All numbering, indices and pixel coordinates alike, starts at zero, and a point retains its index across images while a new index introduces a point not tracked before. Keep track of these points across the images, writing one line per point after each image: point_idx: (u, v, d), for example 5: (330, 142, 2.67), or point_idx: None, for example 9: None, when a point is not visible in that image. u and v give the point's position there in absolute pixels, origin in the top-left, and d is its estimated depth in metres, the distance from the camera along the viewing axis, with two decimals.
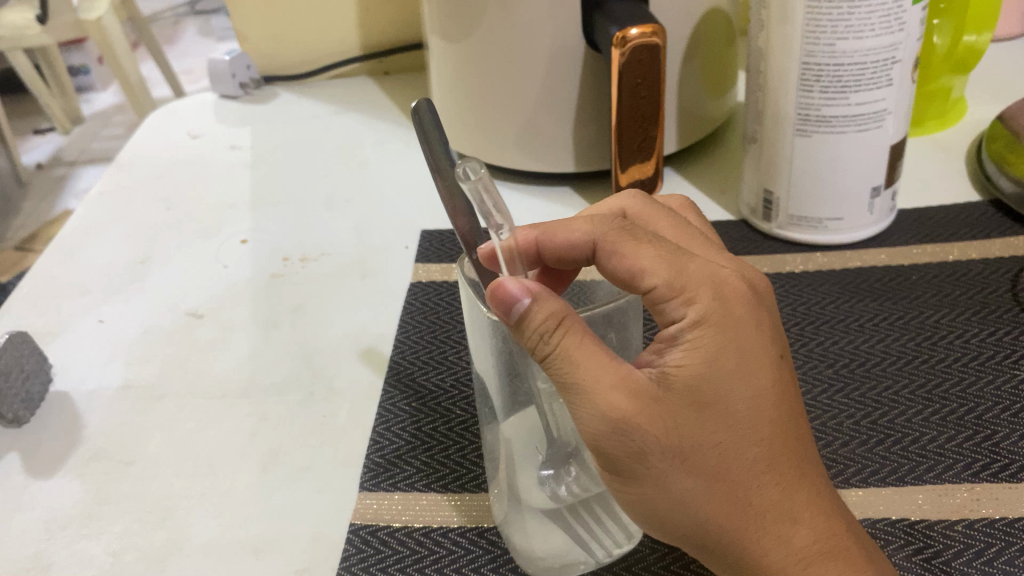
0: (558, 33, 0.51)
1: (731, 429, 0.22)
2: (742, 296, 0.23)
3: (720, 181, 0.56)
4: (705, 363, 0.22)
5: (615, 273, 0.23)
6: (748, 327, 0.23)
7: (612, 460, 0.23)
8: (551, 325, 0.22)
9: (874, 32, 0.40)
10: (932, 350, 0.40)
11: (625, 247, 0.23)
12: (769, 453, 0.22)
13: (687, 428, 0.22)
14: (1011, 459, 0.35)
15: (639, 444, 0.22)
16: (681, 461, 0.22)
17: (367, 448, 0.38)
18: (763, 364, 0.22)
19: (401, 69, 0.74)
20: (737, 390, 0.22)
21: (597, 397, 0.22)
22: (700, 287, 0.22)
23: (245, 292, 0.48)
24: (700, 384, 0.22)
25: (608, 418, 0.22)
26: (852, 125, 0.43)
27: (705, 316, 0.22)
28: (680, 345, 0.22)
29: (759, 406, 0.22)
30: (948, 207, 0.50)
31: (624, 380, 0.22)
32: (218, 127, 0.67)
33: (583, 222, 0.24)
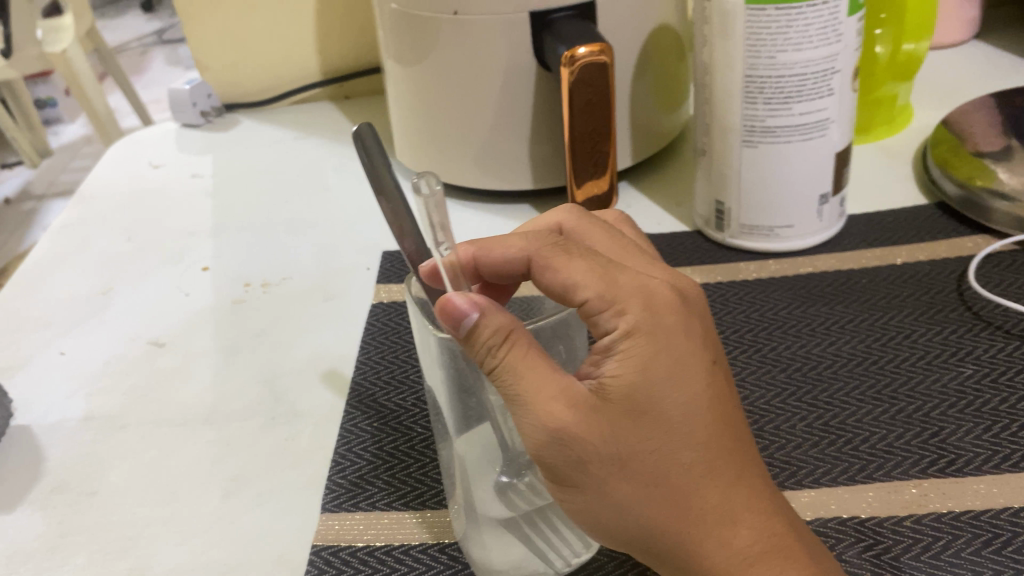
0: (510, 53, 0.52)
1: (668, 436, 0.23)
2: (672, 305, 0.24)
3: (675, 193, 0.57)
4: (638, 372, 0.23)
5: (549, 288, 0.24)
6: (680, 334, 0.23)
7: (556, 470, 0.23)
8: (498, 339, 0.23)
9: (813, 43, 0.42)
10: (881, 352, 0.41)
11: (557, 261, 0.24)
12: (706, 458, 0.23)
13: (625, 436, 0.23)
14: (957, 454, 0.36)
15: (578, 453, 0.23)
16: (621, 469, 0.23)
17: (328, 469, 0.38)
18: (696, 370, 0.23)
19: (362, 93, 0.74)
20: (671, 397, 0.23)
21: (537, 409, 0.23)
22: (631, 298, 0.23)
23: (206, 320, 0.49)
24: (634, 393, 0.22)
25: (550, 429, 0.23)
26: (797, 135, 0.44)
27: (636, 325, 0.23)
28: (613, 356, 0.23)
29: (695, 412, 0.23)
30: (895, 211, 0.51)
31: (563, 392, 0.23)
32: (180, 156, 0.67)
33: (518, 239, 0.25)
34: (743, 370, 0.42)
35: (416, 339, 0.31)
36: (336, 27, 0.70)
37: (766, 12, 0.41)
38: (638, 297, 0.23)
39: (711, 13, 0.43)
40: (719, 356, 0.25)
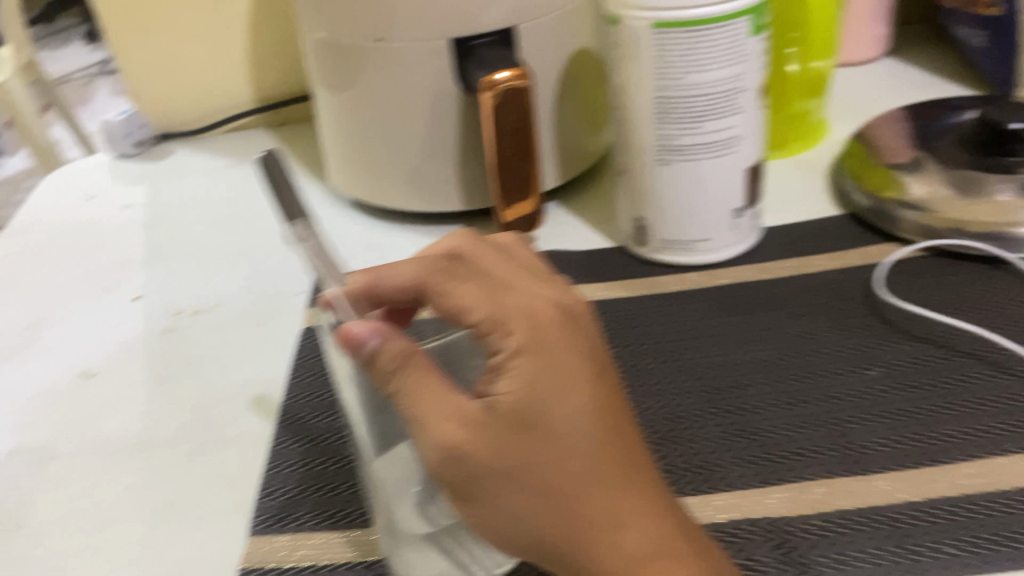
0: (434, 79, 0.53)
1: (556, 448, 0.24)
2: (555, 323, 0.26)
3: (603, 211, 0.59)
4: (525, 388, 0.24)
5: (441, 310, 0.26)
6: (564, 352, 0.25)
7: (455, 486, 0.25)
8: (397, 363, 0.25)
9: (718, 65, 0.44)
10: (793, 358, 0.43)
11: (448, 286, 0.26)
12: (593, 467, 0.24)
13: (516, 450, 0.24)
14: (862, 454, 0.37)
15: (471, 468, 0.24)
16: (514, 482, 0.24)
17: (257, 493, 0.39)
18: (580, 384, 0.25)
19: (297, 119, 0.75)
20: (558, 411, 0.24)
21: (434, 429, 0.24)
22: (516, 319, 0.25)
23: (136, 350, 0.49)
24: (522, 408, 0.24)
25: (445, 447, 0.24)
26: (708, 152, 0.46)
27: (521, 345, 0.24)
28: (502, 374, 0.24)
29: (581, 424, 0.24)
30: (810, 222, 0.53)
31: (456, 411, 0.24)
32: (114, 187, 0.67)
33: (411, 267, 0.27)
34: (662, 379, 0.43)
35: (337, 360, 0.32)
36: (268, 55, 0.71)
37: (672, 35, 0.43)
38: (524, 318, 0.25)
39: (621, 38, 0.45)
40: (607, 369, 0.26)
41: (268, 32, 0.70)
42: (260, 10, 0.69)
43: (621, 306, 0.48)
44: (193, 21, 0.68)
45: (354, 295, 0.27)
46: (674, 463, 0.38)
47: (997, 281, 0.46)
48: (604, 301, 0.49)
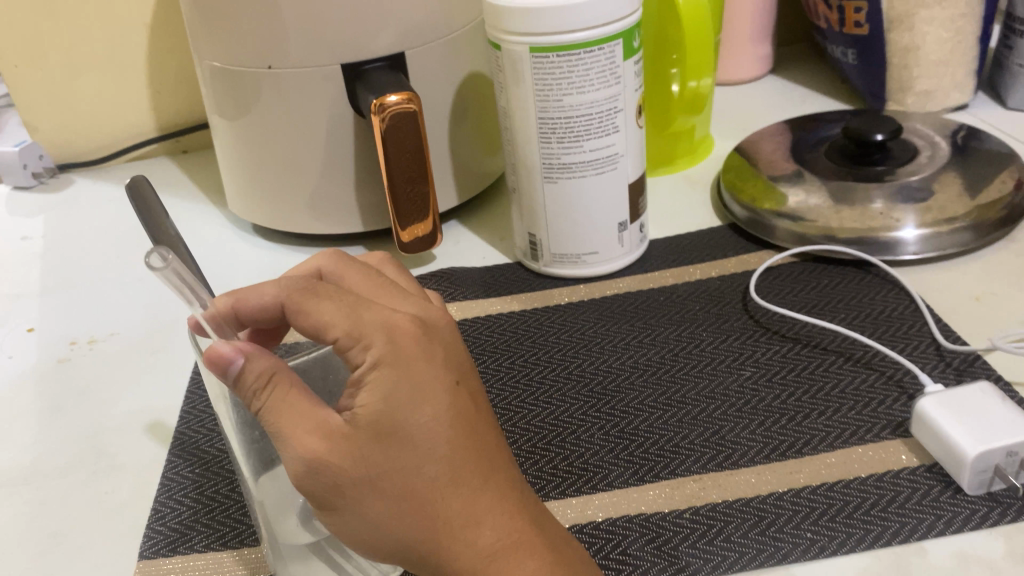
0: (328, 104, 0.54)
1: (413, 455, 0.25)
2: (415, 335, 0.26)
3: (500, 229, 0.60)
4: (381, 401, 0.25)
5: (300, 329, 0.26)
6: (422, 362, 0.26)
7: (316, 496, 0.26)
8: (260, 383, 0.26)
9: (594, 86, 0.46)
10: (672, 362, 0.45)
11: (306, 305, 0.26)
12: (449, 471, 0.26)
13: (374, 459, 0.25)
14: (732, 449, 0.39)
15: (331, 479, 0.25)
16: (372, 489, 0.25)
17: (149, 518, 0.39)
18: (437, 394, 0.26)
19: (200, 146, 0.75)
20: (414, 420, 0.25)
21: (295, 443, 0.25)
22: (374, 333, 0.26)
23: (28, 381, 0.48)
24: (379, 419, 0.25)
25: (305, 459, 0.25)
26: (590, 170, 0.48)
27: (378, 357, 0.25)
28: (361, 388, 0.25)
29: (437, 431, 0.26)
30: (694, 234, 0.56)
31: (317, 425, 0.25)
32: (10, 219, 0.66)
33: (272, 284, 0.27)
34: (550, 388, 0.45)
35: (209, 382, 0.33)
36: (169, 84, 0.71)
37: (549, 59, 0.45)
38: (383, 331, 0.26)
39: (502, 63, 0.47)
40: (467, 377, 0.27)
41: (167, 61, 0.70)
42: (158, 39, 0.69)
43: (514, 319, 0.50)
44: (90, 51, 0.68)
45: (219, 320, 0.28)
46: (558, 467, 0.40)
47: (863, 282, 0.49)
48: (498, 316, 0.51)
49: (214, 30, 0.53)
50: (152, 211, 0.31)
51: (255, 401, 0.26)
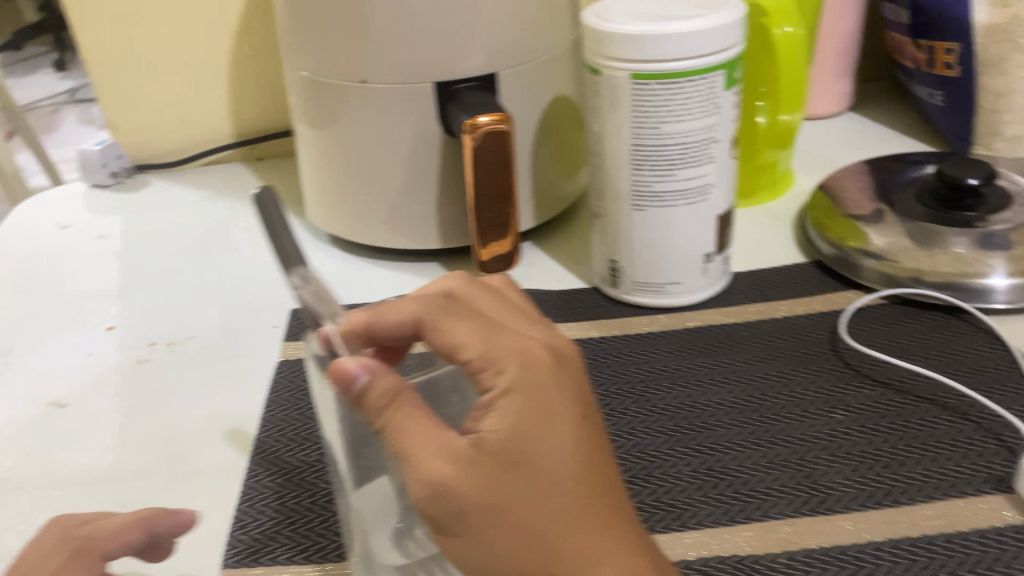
0: (414, 120, 0.54)
1: (540, 486, 0.25)
2: (547, 364, 0.26)
3: (576, 252, 0.60)
4: (511, 428, 0.25)
5: (434, 348, 0.26)
6: (553, 392, 0.26)
7: (437, 519, 0.25)
8: (385, 401, 0.26)
9: (693, 115, 0.45)
10: (761, 400, 0.44)
11: (443, 325, 0.26)
12: (574, 505, 0.25)
13: (500, 486, 0.25)
14: (827, 494, 0.38)
15: (456, 504, 0.25)
16: (496, 517, 0.25)
17: (231, 526, 0.39)
18: (567, 425, 0.25)
19: (275, 154, 0.76)
20: (543, 450, 0.25)
21: (420, 464, 0.25)
22: (507, 359, 0.25)
23: (108, 380, 0.49)
24: (508, 447, 0.25)
25: (431, 482, 0.25)
26: (682, 200, 0.48)
27: (511, 384, 0.25)
28: (491, 413, 0.25)
29: (565, 463, 0.25)
30: (778, 269, 0.55)
31: (443, 447, 0.25)
32: (89, 217, 0.67)
33: (410, 302, 0.27)
34: (635, 418, 0.44)
35: (316, 394, 0.32)
36: (249, 91, 0.72)
37: (650, 86, 0.44)
38: (514, 357, 0.26)
39: (600, 88, 0.47)
40: (591, 409, 0.27)
41: (249, 70, 0.71)
42: (242, 48, 0.70)
43: (595, 345, 0.49)
44: (176, 57, 0.69)
45: (350, 335, 0.28)
46: (643, 501, 0.39)
47: (955, 329, 0.48)
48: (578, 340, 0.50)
49: (308, 41, 0.54)
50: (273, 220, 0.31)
51: (376, 419, 0.26)
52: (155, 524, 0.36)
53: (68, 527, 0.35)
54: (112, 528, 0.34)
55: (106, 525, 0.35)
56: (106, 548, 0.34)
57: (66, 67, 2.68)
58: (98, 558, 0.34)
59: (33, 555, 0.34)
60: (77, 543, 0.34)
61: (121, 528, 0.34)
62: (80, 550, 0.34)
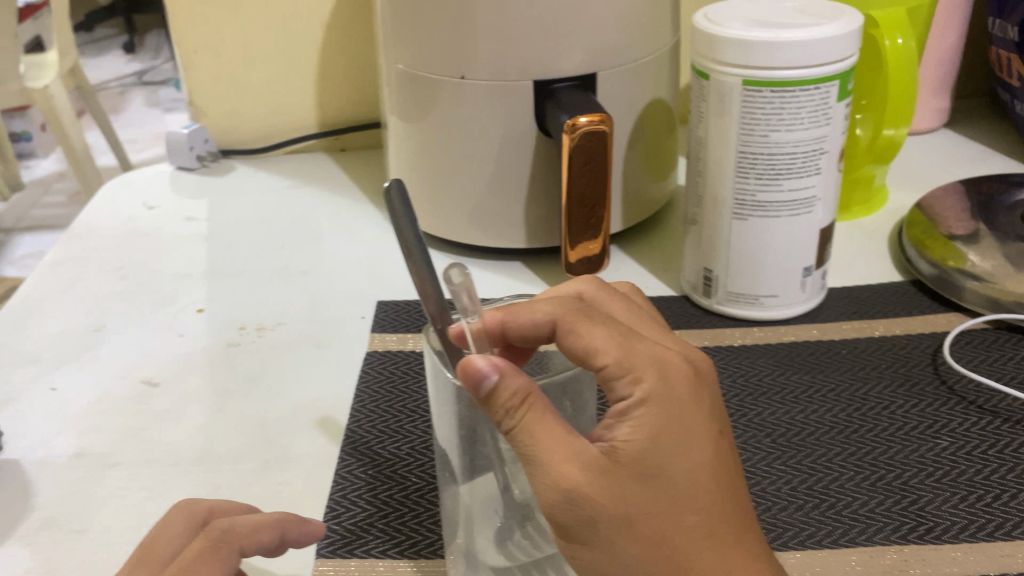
0: (509, 118, 0.54)
1: (674, 501, 0.24)
2: (684, 375, 0.25)
3: (663, 259, 0.59)
4: (648, 439, 0.24)
5: (568, 350, 0.26)
6: (690, 405, 0.25)
7: (565, 527, 0.25)
8: (516, 402, 0.25)
9: (804, 124, 0.44)
10: (860, 421, 0.43)
11: (580, 327, 0.25)
12: (706, 522, 0.25)
13: (635, 498, 0.24)
14: (935, 522, 0.37)
15: (589, 514, 0.24)
16: (628, 529, 0.24)
17: (323, 516, 0.38)
18: (703, 440, 0.25)
19: (357, 146, 0.76)
20: (678, 464, 0.24)
21: (553, 470, 0.24)
22: (645, 367, 0.25)
23: (199, 362, 0.49)
24: (645, 458, 0.24)
25: (564, 489, 0.24)
26: (786, 210, 0.47)
27: (649, 394, 0.24)
28: (627, 423, 0.24)
29: (700, 479, 0.25)
30: (874, 287, 0.53)
31: (577, 455, 0.24)
32: (175, 199, 0.68)
33: (545, 302, 0.27)
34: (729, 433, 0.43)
35: (431, 388, 0.32)
36: (336, 83, 0.72)
37: (762, 93, 0.44)
38: (651, 365, 0.25)
39: (707, 92, 0.46)
40: (724, 424, 0.26)
41: (337, 61, 0.71)
42: (332, 39, 0.70)
43: None
44: (267, 45, 0.70)
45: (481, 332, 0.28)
46: None
47: None
48: None
49: (407, 34, 0.54)
50: (397, 216, 0.31)
51: (504, 419, 0.25)
52: (288, 527, 0.34)
53: (197, 519, 0.33)
54: (250, 525, 0.32)
55: (243, 522, 0.32)
56: (243, 544, 0.32)
57: (134, 50, 2.73)
58: (236, 555, 0.31)
59: (160, 544, 0.32)
60: (215, 536, 0.31)
61: (259, 528, 0.32)
62: (217, 540, 0.31)
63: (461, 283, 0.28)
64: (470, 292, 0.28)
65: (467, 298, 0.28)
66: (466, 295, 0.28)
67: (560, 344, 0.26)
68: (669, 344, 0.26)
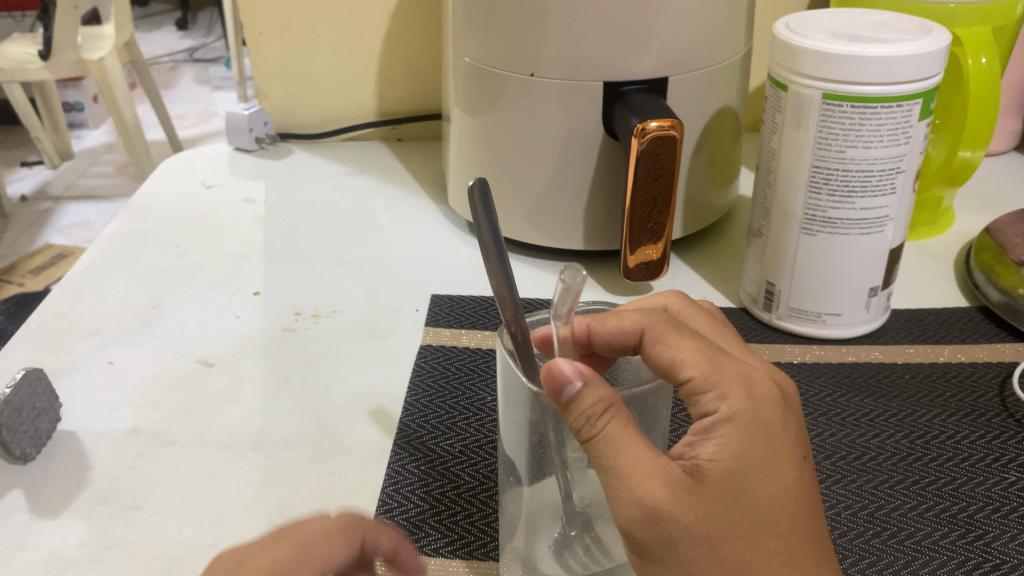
0: (577, 119, 0.53)
1: (755, 522, 0.24)
2: (770, 396, 0.25)
3: (721, 269, 0.58)
4: (735, 458, 0.24)
5: (655, 361, 0.25)
6: (776, 426, 0.25)
7: (641, 543, 0.24)
8: (598, 410, 0.24)
9: (883, 142, 0.43)
10: (923, 449, 0.42)
11: (669, 338, 0.25)
12: (783, 546, 0.25)
13: (717, 518, 0.24)
14: (1002, 559, 0.36)
15: (670, 532, 0.24)
16: (707, 550, 0.24)
17: (376, 508, 0.38)
18: (788, 463, 0.25)
19: (414, 136, 0.76)
20: (762, 486, 0.24)
21: (635, 484, 0.24)
22: (733, 384, 0.24)
23: (255, 345, 0.49)
24: (730, 478, 0.24)
25: (646, 505, 0.23)
26: (857, 228, 0.45)
27: (737, 412, 0.24)
28: (712, 441, 0.24)
29: (781, 502, 0.25)
30: (939, 311, 0.52)
31: (661, 470, 0.24)
32: (233, 180, 0.68)
33: (634, 311, 0.27)
34: None
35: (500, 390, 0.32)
36: (398, 72, 0.72)
37: (842, 108, 0.43)
38: (739, 383, 0.25)
39: (785, 104, 0.45)
40: (803, 444, 0.26)
41: (400, 51, 0.71)
42: (397, 28, 0.70)
43: None
44: (331, 31, 0.70)
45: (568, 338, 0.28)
46: None
47: None
48: None
49: (478, 28, 0.53)
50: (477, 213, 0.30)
51: (583, 427, 0.24)
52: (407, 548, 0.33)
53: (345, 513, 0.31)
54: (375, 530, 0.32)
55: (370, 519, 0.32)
56: (366, 536, 0.31)
57: (187, 27, 2.75)
58: (359, 539, 0.31)
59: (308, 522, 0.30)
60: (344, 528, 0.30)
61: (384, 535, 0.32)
62: (347, 524, 0.31)
63: (568, 288, 0.26)
64: (575, 294, 0.26)
65: (567, 301, 0.26)
66: (567, 300, 0.26)
67: (646, 354, 0.26)
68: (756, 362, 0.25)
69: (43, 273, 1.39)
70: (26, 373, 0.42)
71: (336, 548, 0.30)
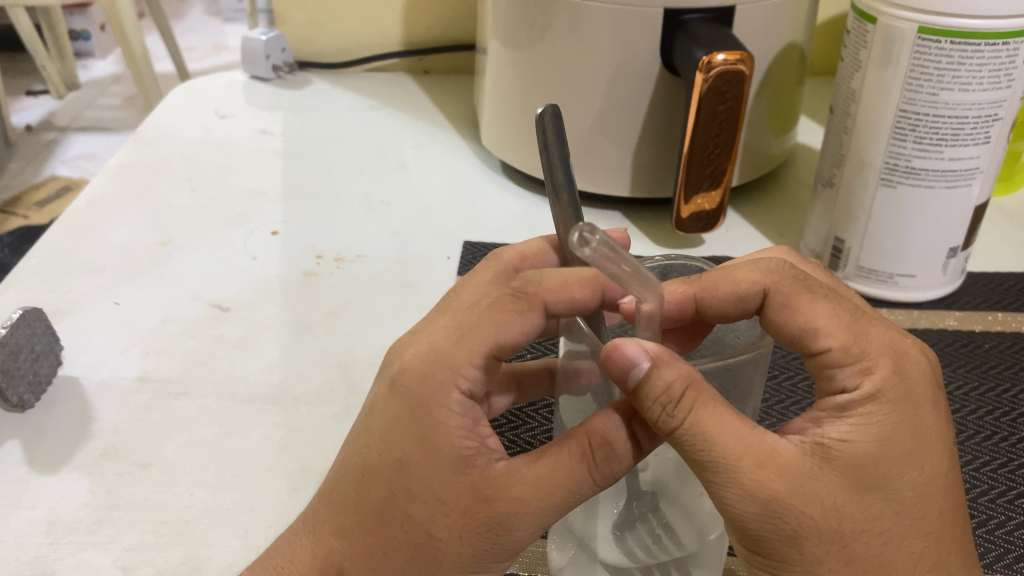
0: (628, 53, 0.48)
1: (897, 517, 0.22)
2: (921, 371, 0.24)
3: (779, 222, 0.54)
4: (874, 442, 0.22)
5: (786, 329, 0.24)
6: (926, 408, 0.23)
7: (760, 541, 0.23)
8: (674, 394, 0.22)
9: (982, 85, 0.38)
10: (1010, 428, 0.38)
11: (801, 303, 0.24)
12: (931, 548, 0.23)
13: (853, 512, 0.22)
14: None
15: (794, 528, 0.22)
16: (840, 549, 0.22)
17: None
18: (934, 451, 0.23)
19: (442, 69, 0.71)
20: (906, 475, 0.23)
21: (749, 474, 0.22)
22: (878, 356, 0.23)
23: (274, 290, 0.45)
24: (868, 463, 0.22)
25: (761, 497, 0.22)
26: (942, 181, 0.41)
27: (882, 389, 0.23)
28: (847, 420, 0.23)
29: (926, 494, 0.23)
30: (1018, 274, 0.48)
31: (781, 455, 0.22)
32: (249, 110, 0.63)
33: (750, 269, 0.25)
34: None
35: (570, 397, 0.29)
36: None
37: (940, 44, 0.38)
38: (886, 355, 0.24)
39: (871, 38, 0.40)
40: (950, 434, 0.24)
41: None
42: None
43: None
44: None
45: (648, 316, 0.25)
46: None
47: None
48: None
49: None
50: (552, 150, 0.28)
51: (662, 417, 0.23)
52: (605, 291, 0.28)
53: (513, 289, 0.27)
54: (561, 281, 0.27)
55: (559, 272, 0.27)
56: (546, 299, 0.27)
57: None
58: (535, 309, 0.27)
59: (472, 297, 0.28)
60: (514, 288, 0.27)
61: (573, 282, 0.27)
62: (522, 297, 0.27)
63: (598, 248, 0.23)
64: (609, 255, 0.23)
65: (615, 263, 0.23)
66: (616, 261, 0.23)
67: (767, 318, 0.25)
68: (903, 334, 0.24)
69: (48, 206, 1.34)
70: (23, 313, 0.38)
71: (507, 331, 0.27)
